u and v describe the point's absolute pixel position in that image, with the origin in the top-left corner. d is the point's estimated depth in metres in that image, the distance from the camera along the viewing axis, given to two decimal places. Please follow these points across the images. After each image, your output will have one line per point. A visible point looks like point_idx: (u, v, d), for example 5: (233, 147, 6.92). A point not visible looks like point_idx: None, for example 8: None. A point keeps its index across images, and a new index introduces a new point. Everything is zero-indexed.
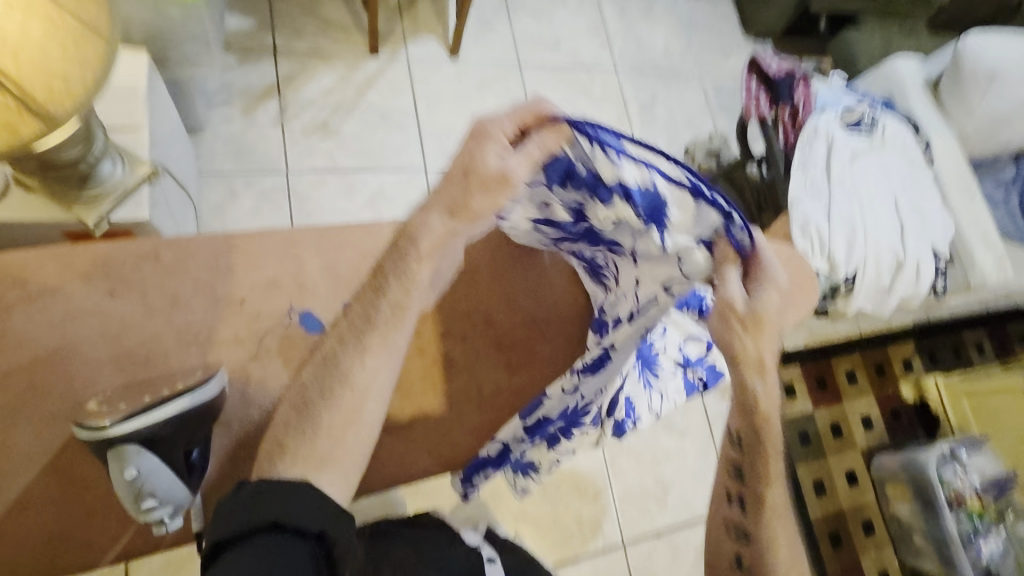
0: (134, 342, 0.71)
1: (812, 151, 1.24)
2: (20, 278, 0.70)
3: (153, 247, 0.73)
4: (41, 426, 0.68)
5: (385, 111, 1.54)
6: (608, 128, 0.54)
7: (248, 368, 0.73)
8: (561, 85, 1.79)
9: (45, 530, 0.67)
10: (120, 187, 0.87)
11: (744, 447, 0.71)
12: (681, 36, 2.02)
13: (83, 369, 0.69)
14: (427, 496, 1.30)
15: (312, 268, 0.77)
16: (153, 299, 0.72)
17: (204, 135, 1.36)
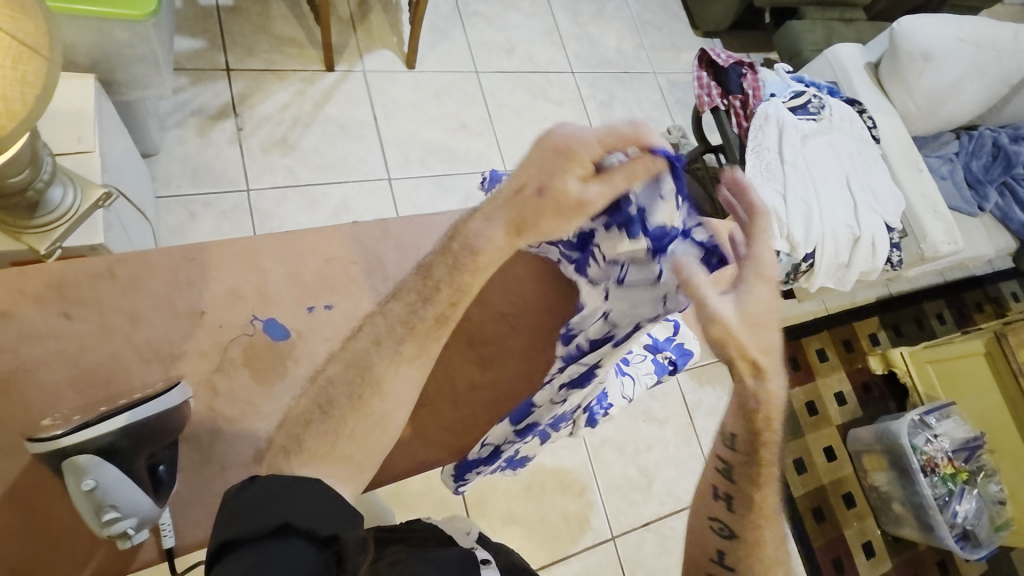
0: (93, 362, 0.64)
1: (765, 136, 1.29)
2: None
3: (109, 263, 0.67)
4: None
5: (345, 123, 1.54)
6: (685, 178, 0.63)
7: (213, 381, 0.66)
8: (519, 88, 1.82)
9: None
10: (72, 213, 0.85)
11: (738, 446, 0.67)
12: (633, 35, 2.07)
13: (37, 399, 0.61)
14: (413, 506, 1.29)
15: (276, 277, 0.72)
16: (110, 317, 0.65)
17: (159, 158, 1.33)
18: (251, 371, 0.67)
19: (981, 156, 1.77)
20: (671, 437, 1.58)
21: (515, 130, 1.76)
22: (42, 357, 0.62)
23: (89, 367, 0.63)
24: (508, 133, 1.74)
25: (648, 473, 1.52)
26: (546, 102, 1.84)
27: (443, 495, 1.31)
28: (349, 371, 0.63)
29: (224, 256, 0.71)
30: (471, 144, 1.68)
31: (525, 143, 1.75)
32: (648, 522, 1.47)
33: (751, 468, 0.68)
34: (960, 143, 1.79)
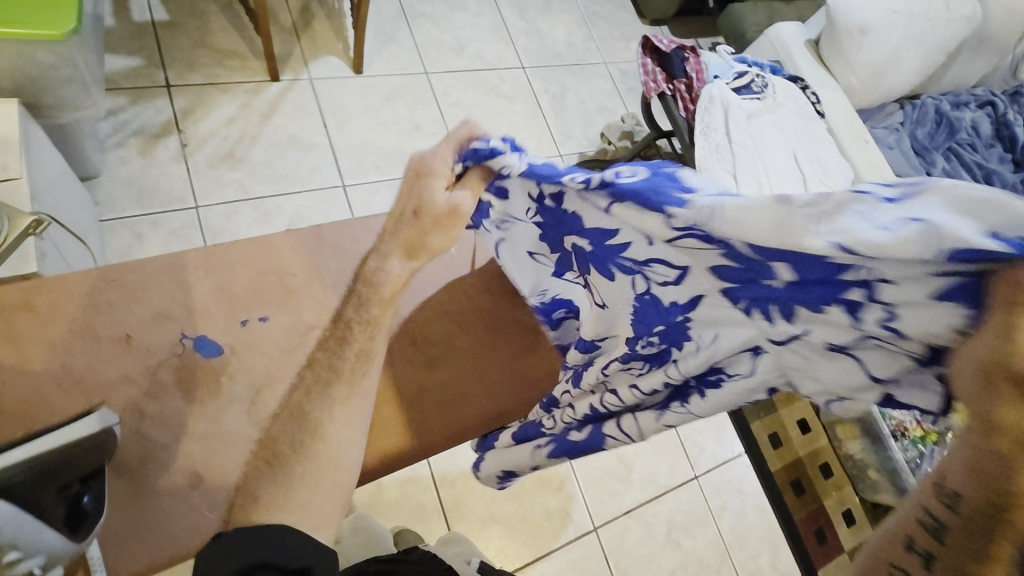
0: (9, 398, 0.61)
1: (711, 117, 1.29)
2: None
3: (23, 296, 0.64)
4: None
5: (294, 133, 1.51)
6: None
7: (141, 406, 0.65)
8: (471, 86, 1.81)
9: None
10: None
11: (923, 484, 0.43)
12: (581, 27, 2.08)
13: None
14: (390, 515, 1.27)
15: (203, 293, 0.71)
16: (27, 349, 0.63)
17: (100, 180, 1.29)
18: (183, 391, 0.66)
19: (926, 124, 1.82)
20: None
21: None
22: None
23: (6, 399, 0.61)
24: None
25: (626, 461, 1.52)
26: (499, 99, 1.84)
27: (420, 501, 1.30)
28: (290, 406, 0.64)
29: (149, 282, 0.69)
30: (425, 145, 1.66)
31: None
32: (630, 510, 1.47)
33: (976, 558, 0.39)
34: (905, 112, 1.83)
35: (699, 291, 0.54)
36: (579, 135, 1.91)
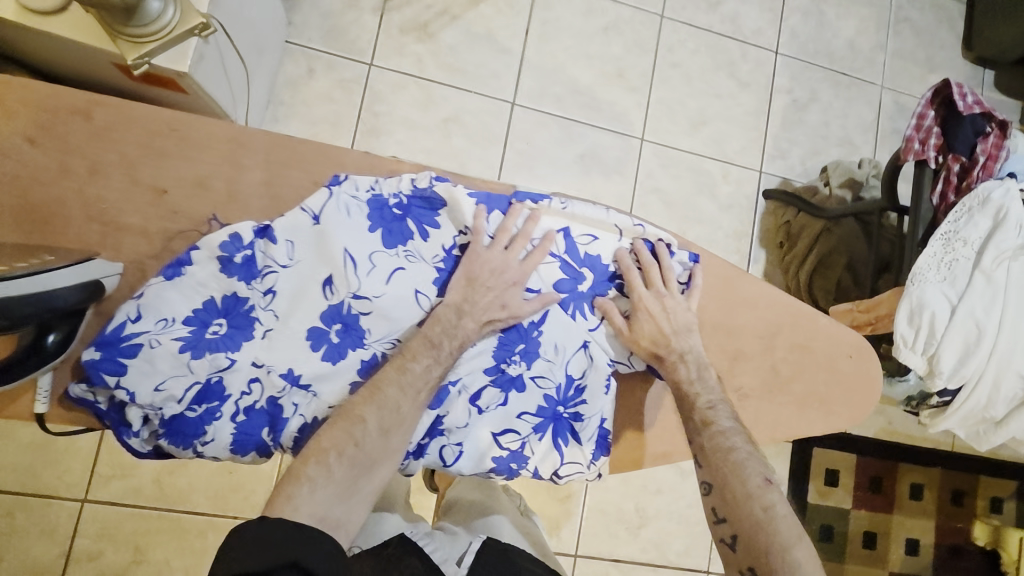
0: (38, 199, 0.69)
1: (970, 223, 0.95)
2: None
3: (88, 103, 0.69)
4: None
5: (492, 29, 1.41)
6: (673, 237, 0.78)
7: (146, 265, 0.72)
8: (701, 50, 1.54)
9: None
10: (166, 30, 0.84)
11: (686, 389, 0.75)
12: (878, 34, 1.65)
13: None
14: (182, 497, 1.19)
15: (248, 179, 0.73)
16: (72, 160, 0.69)
17: (304, 3, 1.32)
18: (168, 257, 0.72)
19: None
20: (686, 493, 1.41)
21: (676, 99, 1.51)
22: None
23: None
24: (664, 99, 1.51)
25: (642, 515, 1.38)
26: (727, 77, 1.55)
27: None
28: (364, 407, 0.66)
29: (201, 141, 0.72)
30: (617, 96, 1.48)
31: (679, 118, 1.51)
32: (618, 560, 1.36)
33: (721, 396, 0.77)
34: None
35: (549, 307, 0.75)
36: (797, 159, 1.57)
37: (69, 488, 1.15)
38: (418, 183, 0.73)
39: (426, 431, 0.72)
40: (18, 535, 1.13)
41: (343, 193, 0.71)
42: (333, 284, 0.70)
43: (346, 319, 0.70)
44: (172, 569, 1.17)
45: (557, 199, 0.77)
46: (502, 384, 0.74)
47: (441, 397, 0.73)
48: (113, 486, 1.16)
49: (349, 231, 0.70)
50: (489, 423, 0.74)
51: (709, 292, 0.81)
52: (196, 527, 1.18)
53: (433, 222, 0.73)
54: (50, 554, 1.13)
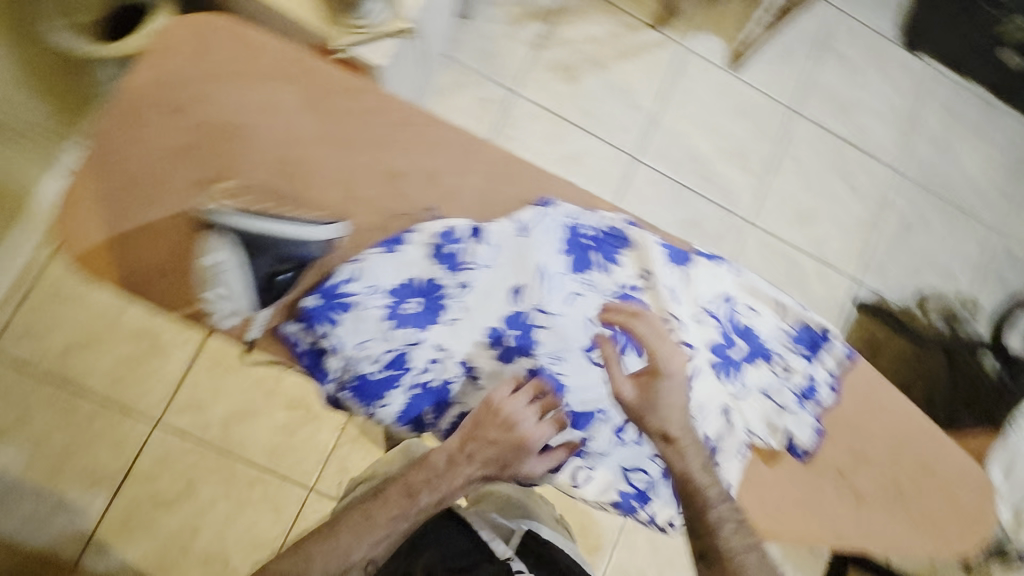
0: (295, 155, 0.71)
1: None
2: (240, 69, 0.71)
3: (357, 84, 0.73)
4: (175, 161, 0.69)
5: (631, 86, 1.49)
6: (833, 332, 0.79)
7: (366, 237, 0.72)
8: (823, 151, 1.57)
9: (156, 264, 0.69)
10: (376, 28, 0.93)
11: (688, 476, 0.69)
12: (1000, 177, 1.66)
13: (134, 158, 0.69)
14: (241, 445, 1.23)
15: (469, 185, 0.75)
16: (331, 129, 0.72)
17: (469, 24, 1.42)
18: None
19: None
20: None
21: (788, 191, 1.54)
22: (184, 118, 0.70)
23: (243, 148, 0.71)
24: (777, 189, 1.54)
25: None
26: (843, 183, 1.57)
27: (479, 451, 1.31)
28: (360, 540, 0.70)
29: (441, 138, 0.74)
30: (732, 175, 1.52)
31: (787, 210, 1.54)
32: None
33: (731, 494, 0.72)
34: None
35: (701, 367, 0.74)
36: (895, 278, 1.57)
37: (147, 409, 1.22)
38: (613, 223, 0.77)
39: (568, 449, 0.75)
40: (90, 438, 1.19)
41: (552, 215, 0.74)
42: (521, 293, 0.72)
43: (522, 328, 0.72)
44: (214, 511, 1.21)
45: (732, 266, 0.78)
46: (640, 428, 0.75)
47: (585, 423, 0.75)
48: (185, 418, 1.22)
49: (540, 247, 0.73)
50: (620, 458, 0.77)
51: (852, 393, 0.80)
52: (246, 478, 1.23)
53: (617, 260, 0.75)
54: (112, 465, 1.19)
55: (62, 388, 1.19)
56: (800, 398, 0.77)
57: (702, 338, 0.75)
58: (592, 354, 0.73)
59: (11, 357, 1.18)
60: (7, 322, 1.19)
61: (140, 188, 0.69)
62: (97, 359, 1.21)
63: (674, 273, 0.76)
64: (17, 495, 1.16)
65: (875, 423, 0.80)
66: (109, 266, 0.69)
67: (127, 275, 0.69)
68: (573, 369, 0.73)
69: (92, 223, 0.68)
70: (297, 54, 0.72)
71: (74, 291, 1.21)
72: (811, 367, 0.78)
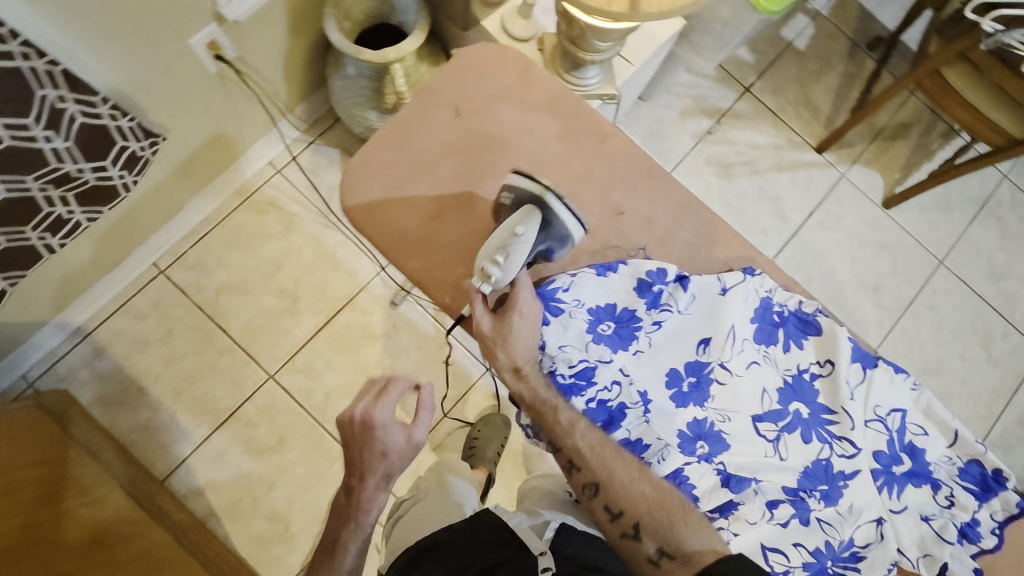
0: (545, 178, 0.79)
1: None
2: (516, 92, 0.82)
3: (609, 132, 0.82)
4: (448, 152, 0.79)
5: (781, 196, 1.53)
6: (1008, 477, 0.75)
7: (580, 257, 0.78)
8: (966, 309, 1.52)
9: (406, 232, 0.77)
10: (588, 89, 1.05)
11: (535, 400, 0.71)
12: None
13: (418, 143, 0.79)
14: (335, 419, 1.30)
15: (676, 241, 0.80)
16: (574, 160, 0.81)
17: (644, 105, 1.53)
18: None
19: None
20: None
21: (919, 337, 1.49)
22: (465, 123, 0.80)
23: (504, 158, 0.79)
24: (909, 333, 1.49)
25: None
26: (981, 346, 1.50)
27: None
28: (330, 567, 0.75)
29: (666, 192, 0.81)
30: (864, 307, 1.50)
31: (914, 357, 1.48)
32: None
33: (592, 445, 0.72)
34: None
35: (863, 468, 0.73)
36: (1020, 462, 1.45)
37: (269, 360, 1.32)
38: (804, 305, 0.79)
39: (716, 509, 0.70)
40: (214, 371, 1.30)
41: (751, 284, 0.78)
42: (707, 346, 0.76)
43: (700, 377, 0.75)
44: (292, 473, 1.27)
45: (914, 381, 0.77)
46: (796, 511, 0.71)
47: (741, 485, 0.71)
48: (297, 379, 1.31)
49: (734, 309, 0.76)
50: (767, 533, 0.69)
51: (1013, 551, 0.75)
52: (330, 452, 1.28)
53: (800, 344, 0.78)
54: (223, 402, 1.29)
55: (207, 321, 1.32)
56: (960, 535, 0.73)
57: (866, 440, 0.75)
58: (760, 423, 0.74)
59: (177, 282, 1.33)
60: (185, 252, 1.35)
61: (413, 166, 0.79)
62: (243, 304, 1.34)
63: (854, 370, 0.76)
64: (139, 401, 1.27)
65: None
66: (369, 226, 0.77)
67: (376, 236, 0.77)
68: (740, 435, 0.74)
69: (368, 187, 0.78)
70: (565, 96, 0.83)
71: (246, 240, 1.37)
72: (977, 506, 0.74)
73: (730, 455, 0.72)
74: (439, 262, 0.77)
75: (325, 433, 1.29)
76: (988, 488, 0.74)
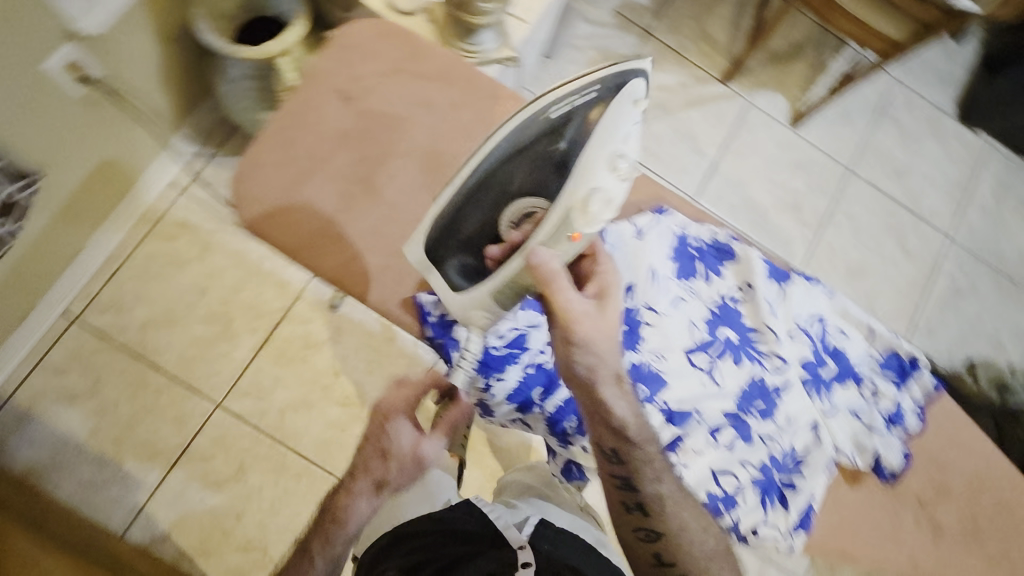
0: (447, 152, 0.78)
1: None
2: (403, 68, 0.80)
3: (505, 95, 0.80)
4: (342, 142, 0.77)
5: (696, 132, 1.56)
6: (924, 361, 0.81)
7: None
8: (878, 212, 1.61)
9: (314, 233, 0.75)
10: (486, 54, 1.03)
11: (617, 416, 0.67)
12: None
13: (308, 138, 0.76)
14: (294, 434, 1.27)
15: None
16: (474, 129, 0.79)
17: (550, 63, 1.52)
18: None
19: None
20: None
21: (841, 245, 1.58)
22: (356, 106, 0.78)
23: (402, 138, 0.78)
24: (831, 243, 1.57)
25: None
26: (896, 244, 1.60)
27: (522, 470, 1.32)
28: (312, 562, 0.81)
29: None
30: (788, 226, 1.56)
31: (840, 264, 1.57)
32: None
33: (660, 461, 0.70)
34: None
35: (795, 379, 0.77)
36: (945, 343, 1.57)
37: (211, 389, 1.26)
38: (718, 236, 0.83)
39: (661, 446, 0.74)
40: (155, 412, 1.24)
41: (666, 222, 0.80)
42: (633, 291, 0.76)
43: (631, 323, 0.75)
44: (260, 497, 1.23)
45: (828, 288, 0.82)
46: (736, 432, 0.75)
47: (682, 419, 0.74)
48: (245, 403, 1.26)
49: (653, 250, 0.77)
50: (711, 460, 0.74)
51: (935, 425, 0.82)
52: (294, 468, 1.25)
53: (721, 272, 0.80)
54: (171, 440, 1.23)
55: (135, 360, 1.25)
56: (889, 422, 0.79)
57: (796, 351, 0.78)
58: (694, 356, 0.76)
59: (94, 326, 1.25)
60: (97, 293, 1.26)
61: (309, 162, 0.76)
62: (173, 336, 1.27)
63: (776, 288, 0.80)
64: (79, 458, 1.20)
65: (954, 459, 0.81)
66: (275, 229, 0.74)
67: (284, 243, 0.75)
68: (678, 370, 0.75)
69: (266, 190, 0.74)
70: (456, 63, 0.81)
71: (162, 270, 1.29)
72: (900, 394, 0.80)
73: (670, 391, 0.74)
74: (355, 257, 0.75)
75: (286, 450, 1.26)
76: (909, 376, 0.80)
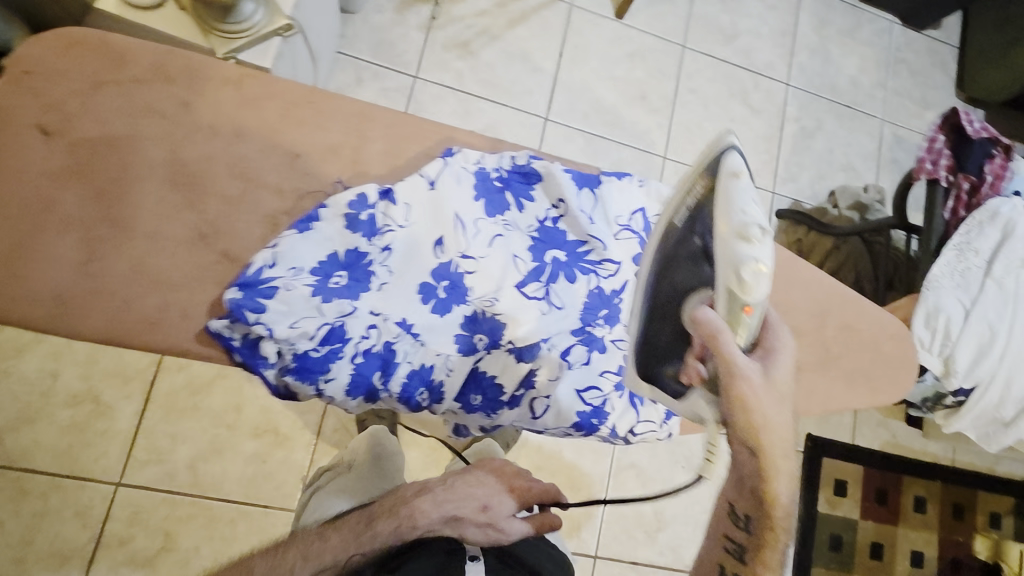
0: (191, 156, 0.75)
1: (981, 234, 1.04)
2: (114, 77, 0.75)
3: (239, 76, 0.79)
4: (63, 182, 0.71)
5: (526, 50, 1.51)
6: None
7: (278, 220, 0.77)
8: (718, 79, 1.65)
9: (65, 290, 0.69)
10: (256, 30, 0.91)
11: (758, 453, 0.62)
12: (879, 72, 1.79)
13: (19, 189, 0.70)
14: (213, 483, 1.20)
15: (370, 150, 0.82)
16: (217, 121, 0.77)
17: (354, 18, 1.40)
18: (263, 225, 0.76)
19: None
20: (701, 498, 1.44)
21: (694, 121, 1.61)
22: (64, 140, 0.72)
23: (136, 157, 0.74)
24: (684, 121, 1.60)
25: (659, 517, 1.41)
26: (742, 104, 1.65)
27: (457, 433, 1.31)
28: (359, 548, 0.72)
29: (333, 112, 0.82)
30: (642, 117, 1.57)
31: (697, 139, 1.60)
32: (636, 562, 1.38)
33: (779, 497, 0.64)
34: None
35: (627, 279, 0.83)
36: (808, 183, 1.67)
37: (104, 472, 1.16)
38: (517, 160, 0.83)
39: (519, 383, 0.79)
40: (50, 516, 1.13)
41: (456, 163, 0.79)
42: (444, 244, 0.76)
43: (452, 277, 0.76)
44: (200, 556, 1.17)
45: (637, 179, 0.86)
46: (585, 345, 0.81)
47: (533, 352, 0.78)
48: (148, 471, 1.17)
49: (454, 198, 0.77)
50: (573, 380, 0.80)
51: None
52: (226, 516, 1.19)
53: (528, 197, 0.82)
54: (79, 538, 1.13)
55: (5, 472, 1.12)
56: None
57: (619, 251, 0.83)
58: (525, 288, 0.78)
59: None
60: None
61: (29, 215, 0.70)
62: (38, 433, 1.15)
63: (585, 196, 0.83)
64: None
65: (796, 296, 0.88)
66: (14, 300, 0.68)
67: (29, 313, 0.68)
68: (512, 304, 0.77)
69: None
70: (167, 56, 0.77)
71: None
72: None
73: (509, 327, 0.76)
74: (121, 299, 0.71)
75: (211, 501, 1.19)
76: None
